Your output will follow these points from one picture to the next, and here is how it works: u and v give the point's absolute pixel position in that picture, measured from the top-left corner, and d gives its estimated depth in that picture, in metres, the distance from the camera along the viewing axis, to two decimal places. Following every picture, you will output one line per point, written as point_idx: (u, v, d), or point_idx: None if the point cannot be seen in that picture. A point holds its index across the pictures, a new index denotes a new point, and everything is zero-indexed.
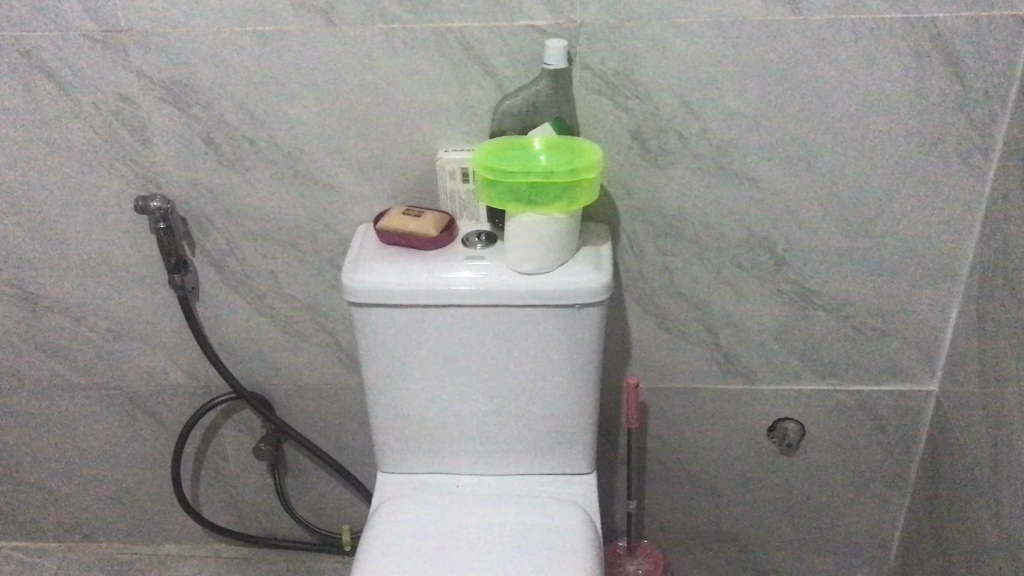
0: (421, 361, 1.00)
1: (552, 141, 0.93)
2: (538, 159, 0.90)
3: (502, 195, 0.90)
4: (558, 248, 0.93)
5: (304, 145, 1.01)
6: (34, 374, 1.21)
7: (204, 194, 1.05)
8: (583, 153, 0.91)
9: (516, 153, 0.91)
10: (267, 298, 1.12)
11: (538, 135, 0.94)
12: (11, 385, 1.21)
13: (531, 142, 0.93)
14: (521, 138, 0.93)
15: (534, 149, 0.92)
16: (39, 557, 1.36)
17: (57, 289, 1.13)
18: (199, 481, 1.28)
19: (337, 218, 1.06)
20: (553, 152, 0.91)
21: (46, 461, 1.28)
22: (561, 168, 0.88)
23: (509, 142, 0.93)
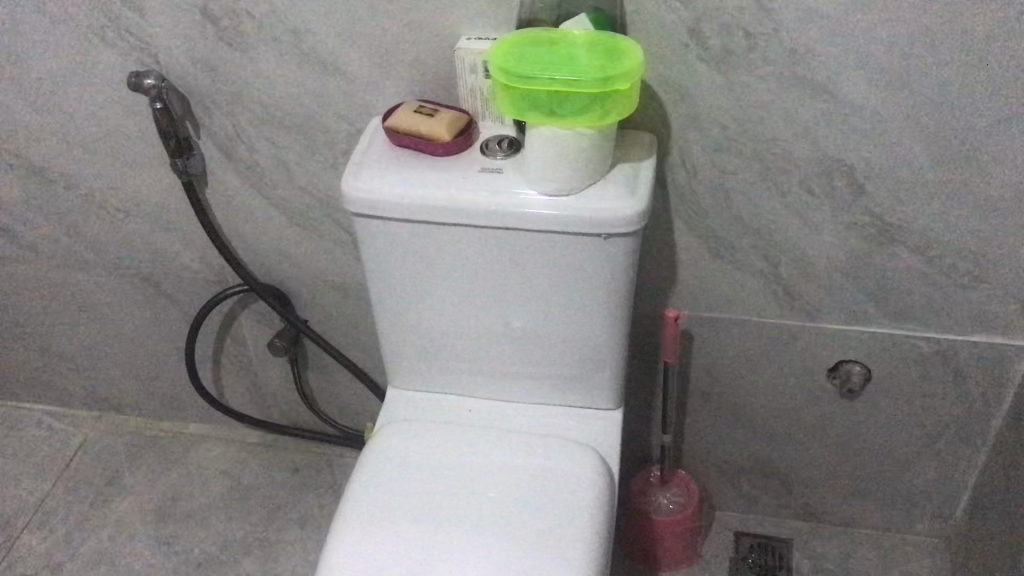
0: (431, 278, 0.90)
1: (589, 38, 0.77)
2: (566, 61, 0.75)
3: (519, 102, 0.76)
4: (585, 167, 0.80)
5: (309, 22, 0.88)
6: (48, 246, 1.15)
7: (205, 72, 0.94)
8: (620, 56, 0.75)
9: (542, 51, 0.77)
10: (279, 188, 1.02)
11: (574, 28, 0.78)
12: (28, 255, 1.17)
13: (565, 37, 0.78)
14: (553, 32, 0.78)
15: (565, 47, 0.77)
16: (69, 423, 1.35)
17: (63, 162, 1.06)
18: (221, 366, 1.23)
19: (350, 107, 0.94)
20: (586, 52, 0.76)
21: (70, 332, 1.25)
22: (588, 77, 0.73)
23: (538, 35, 0.78)
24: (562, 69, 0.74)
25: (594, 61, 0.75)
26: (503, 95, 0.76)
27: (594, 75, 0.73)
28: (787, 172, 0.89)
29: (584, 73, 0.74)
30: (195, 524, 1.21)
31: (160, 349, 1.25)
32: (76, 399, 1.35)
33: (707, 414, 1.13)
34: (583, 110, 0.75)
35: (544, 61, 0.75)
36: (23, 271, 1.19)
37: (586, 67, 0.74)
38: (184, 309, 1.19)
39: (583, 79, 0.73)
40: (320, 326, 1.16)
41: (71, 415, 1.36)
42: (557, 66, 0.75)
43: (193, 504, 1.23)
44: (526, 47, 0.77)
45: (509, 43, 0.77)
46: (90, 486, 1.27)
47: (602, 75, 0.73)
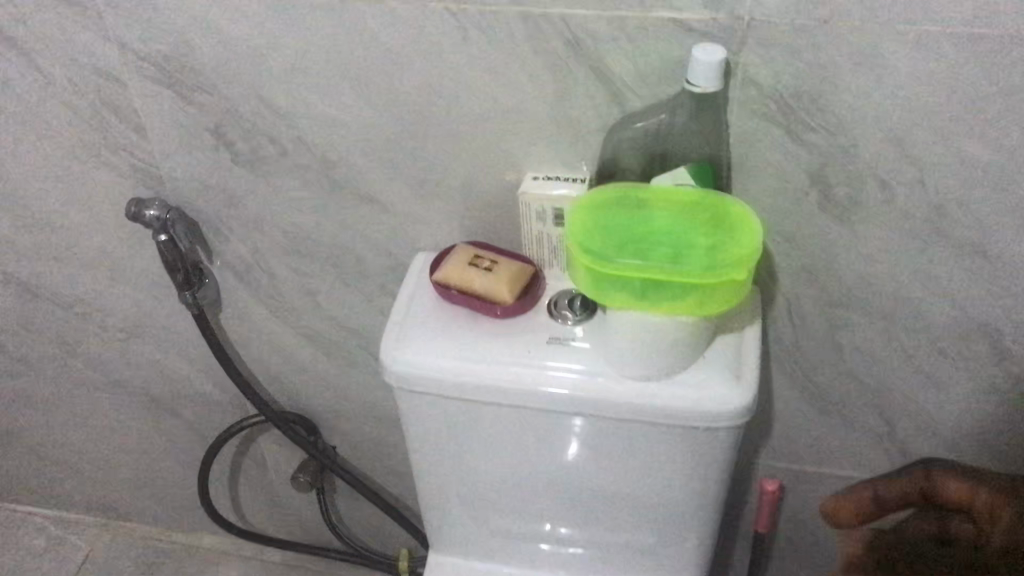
0: (488, 457, 0.76)
1: (688, 206, 0.62)
2: (662, 243, 0.60)
3: (599, 290, 0.60)
4: (682, 353, 0.65)
5: (342, 150, 0.73)
6: (43, 361, 1.02)
7: (218, 198, 0.79)
8: (732, 236, 0.60)
9: (630, 224, 0.61)
10: (305, 318, 0.88)
11: (670, 190, 0.63)
12: (22, 370, 1.03)
13: (657, 202, 0.62)
14: (642, 193, 0.63)
15: (660, 218, 0.61)
16: (72, 532, 1.23)
17: (57, 281, 0.92)
18: (241, 486, 1.10)
19: (388, 241, 0.79)
20: (688, 231, 0.60)
21: (72, 444, 1.12)
22: (694, 268, 0.58)
23: (624, 197, 0.63)
24: (658, 255, 0.59)
25: (699, 243, 0.60)
26: (578, 279, 0.61)
27: (701, 267, 0.58)
28: (916, 332, 0.74)
29: (688, 264, 0.58)
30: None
31: (171, 463, 1.12)
32: (78, 506, 1.22)
33: (793, 562, 0.99)
34: (681, 306, 0.59)
35: (634, 241, 0.60)
36: (17, 385, 1.06)
37: (689, 254, 0.59)
38: (196, 428, 1.06)
39: (686, 272, 0.58)
40: (350, 453, 1.02)
41: (73, 522, 1.24)
42: (651, 251, 0.59)
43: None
44: (609, 217, 0.62)
45: (587, 210, 0.62)
46: None
47: (710, 268, 0.58)
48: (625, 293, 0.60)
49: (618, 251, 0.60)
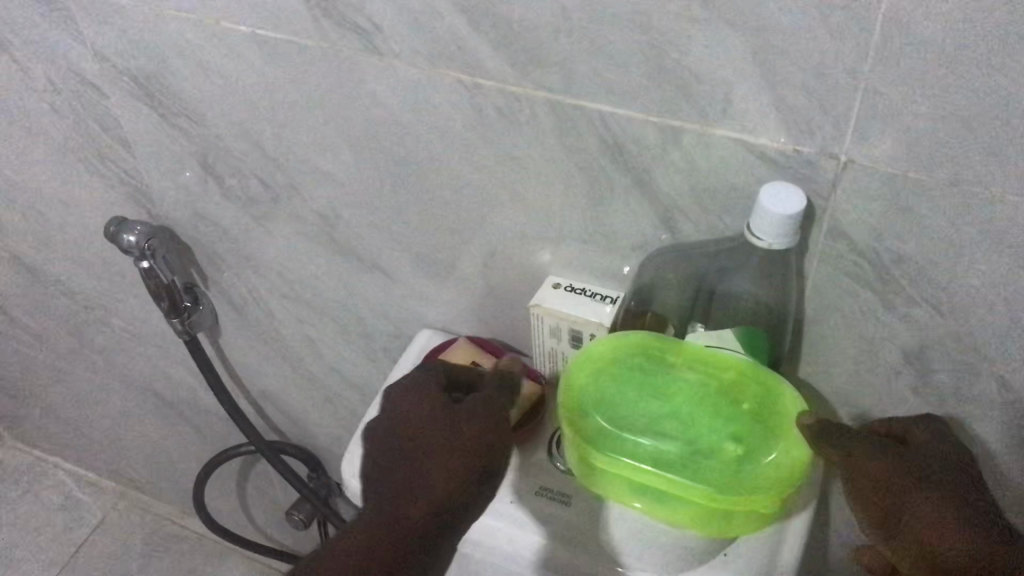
0: None
1: (727, 388, 0.47)
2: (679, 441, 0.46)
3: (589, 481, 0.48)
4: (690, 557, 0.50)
5: (338, 207, 0.61)
6: (55, 338, 0.96)
7: (210, 228, 0.69)
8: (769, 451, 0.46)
9: (646, 401, 0.48)
10: (305, 362, 0.77)
11: (709, 358, 0.48)
12: (36, 341, 0.98)
13: (689, 372, 0.48)
14: (672, 355, 0.49)
15: (686, 401, 0.47)
16: (91, 494, 1.19)
17: (59, 270, 0.84)
18: (248, 495, 1.03)
19: (391, 309, 0.67)
20: (716, 428, 0.46)
21: (89, 416, 1.07)
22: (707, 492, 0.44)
23: (649, 358, 0.49)
24: (669, 459, 0.45)
25: (725, 451, 0.46)
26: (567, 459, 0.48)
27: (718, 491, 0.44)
28: None
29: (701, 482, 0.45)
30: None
31: (184, 455, 1.06)
32: (98, 470, 1.18)
33: None
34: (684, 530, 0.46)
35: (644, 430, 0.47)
36: (33, 353, 1.00)
37: (708, 467, 0.45)
38: (206, 431, 0.98)
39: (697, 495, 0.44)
40: None
41: (94, 484, 1.20)
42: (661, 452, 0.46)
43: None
44: (622, 385, 0.48)
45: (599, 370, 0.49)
46: None
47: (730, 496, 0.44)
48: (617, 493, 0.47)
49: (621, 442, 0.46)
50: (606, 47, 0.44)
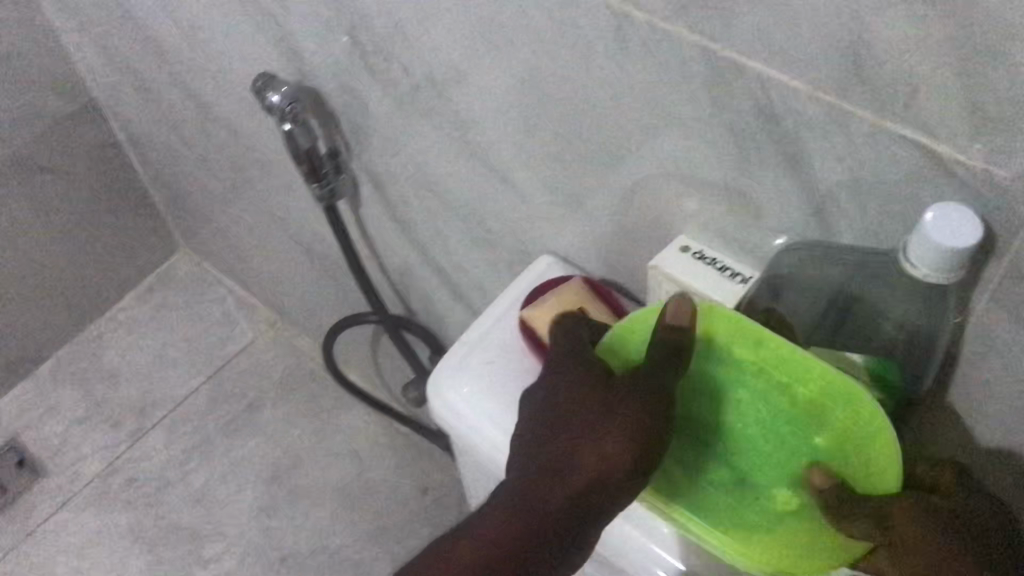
0: None
1: (803, 428, 0.43)
2: (742, 481, 0.46)
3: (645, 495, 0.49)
4: None
5: (475, 111, 0.56)
6: (220, 170, 0.97)
7: (353, 100, 0.66)
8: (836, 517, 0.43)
9: (717, 428, 0.46)
10: (435, 249, 0.75)
11: (795, 381, 0.42)
12: (206, 169, 1.00)
13: (766, 399, 0.44)
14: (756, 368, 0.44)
15: (754, 438, 0.45)
16: (245, 316, 1.25)
17: (224, 109, 0.84)
18: (377, 355, 1.04)
19: (520, 222, 0.62)
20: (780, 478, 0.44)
21: (249, 245, 1.10)
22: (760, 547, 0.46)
23: (728, 371, 0.45)
24: (728, 502, 0.46)
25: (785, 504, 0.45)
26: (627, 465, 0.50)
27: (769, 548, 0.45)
28: None
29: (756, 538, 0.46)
30: (306, 511, 1.08)
31: (326, 302, 1.08)
32: (255, 295, 1.23)
33: None
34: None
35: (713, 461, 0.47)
36: (203, 179, 1.03)
37: (766, 514, 0.45)
38: (346, 286, 0.99)
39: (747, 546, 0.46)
40: None
41: (249, 306, 1.25)
42: (722, 488, 0.46)
43: (314, 483, 1.10)
44: (697, 401, 0.46)
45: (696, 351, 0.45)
46: (232, 405, 1.17)
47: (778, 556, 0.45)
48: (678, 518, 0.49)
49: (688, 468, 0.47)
50: (775, 4, 0.36)
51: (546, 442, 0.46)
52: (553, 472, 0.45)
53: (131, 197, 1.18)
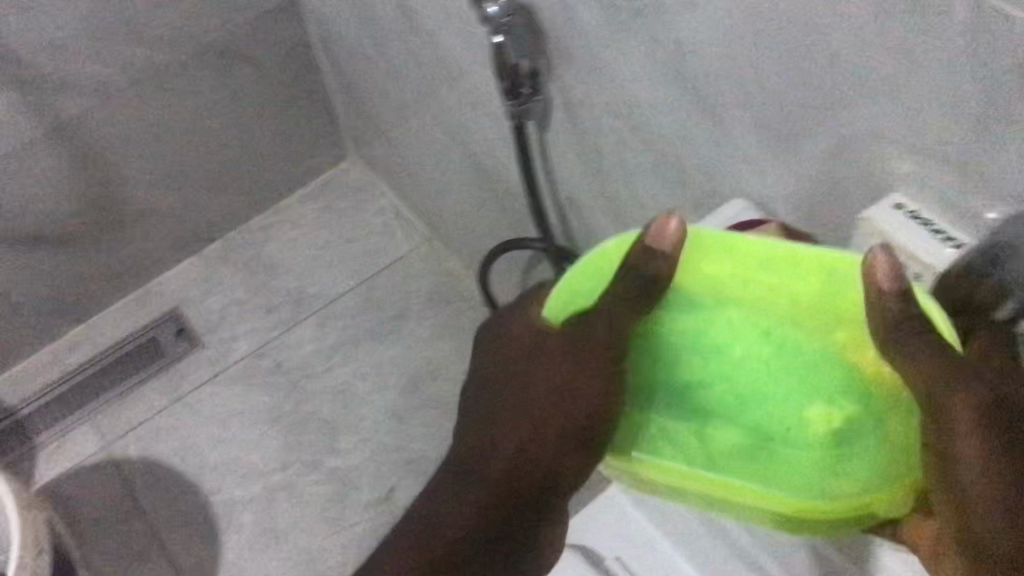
0: None
1: (799, 332, 0.45)
2: (754, 423, 0.46)
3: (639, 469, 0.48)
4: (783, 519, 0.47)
5: (697, 42, 0.56)
6: (408, 79, 1.00)
7: (570, 20, 0.66)
8: (872, 420, 0.43)
9: (702, 368, 0.47)
10: (616, 183, 0.75)
11: (785, 271, 0.44)
12: (395, 77, 1.03)
13: (754, 310, 0.46)
14: (737, 270, 0.46)
15: (749, 357, 0.46)
16: (401, 227, 1.28)
17: (427, 17, 0.86)
18: (528, 285, 1.06)
19: (719, 165, 0.62)
20: (795, 402, 0.45)
21: (422, 158, 1.13)
22: (807, 478, 0.44)
23: (700, 294, 0.47)
24: (739, 450, 0.46)
25: (810, 425, 0.44)
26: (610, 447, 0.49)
27: (812, 476, 0.44)
28: None
29: (795, 470, 0.45)
30: (435, 421, 1.12)
31: (487, 225, 1.10)
32: (415, 209, 1.26)
33: None
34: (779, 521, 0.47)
35: (711, 404, 0.47)
36: (389, 87, 1.06)
37: (799, 442, 0.44)
38: (511, 211, 1.01)
39: (783, 479, 0.45)
40: None
41: (406, 220, 1.28)
42: (734, 436, 0.46)
43: (446, 396, 1.13)
44: (681, 344, 0.48)
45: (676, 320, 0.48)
46: (378, 310, 1.22)
47: (824, 479, 0.44)
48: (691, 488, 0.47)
49: (678, 430, 0.47)
50: None
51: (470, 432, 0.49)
52: (468, 466, 0.48)
53: (315, 96, 1.23)
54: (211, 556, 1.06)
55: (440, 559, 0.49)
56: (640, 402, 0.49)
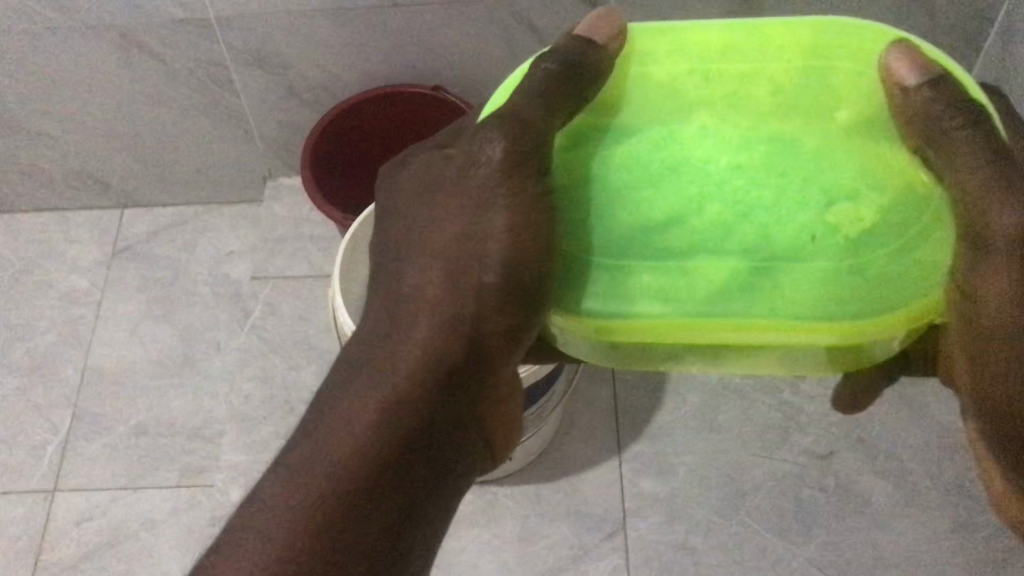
0: None
1: (769, 120, 0.61)
2: (766, 238, 0.58)
3: (630, 319, 0.60)
4: (834, 361, 0.63)
5: None
6: None
7: None
8: (899, 225, 0.58)
9: (659, 157, 0.61)
10: None
11: (715, 54, 0.63)
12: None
13: (718, 109, 0.61)
14: (696, 62, 0.63)
15: (710, 166, 0.60)
16: None
17: None
18: None
19: None
20: (803, 214, 0.58)
21: None
22: (849, 286, 0.58)
23: (670, 107, 0.62)
24: (751, 280, 0.58)
25: (838, 228, 0.58)
26: (581, 294, 0.61)
27: (857, 284, 0.58)
28: None
29: (828, 278, 0.58)
30: (872, 417, 1.10)
31: None
32: None
33: None
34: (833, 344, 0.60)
35: (727, 224, 0.59)
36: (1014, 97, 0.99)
37: (822, 256, 0.58)
38: None
39: (846, 296, 0.58)
40: None
41: None
42: (775, 252, 0.58)
43: (888, 402, 1.11)
44: (628, 146, 0.62)
45: (580, 130, 0.63)
46: None
47: (862, 308, 0.58)
48: (714, 323, 0.59)
49: (712, 248, 0.59)
50: None
51: (351, 380, 0.61)
52: (354, 380, 0.60)
53: None
54: (633, 402, 1.14)
55: (346, 482, 0.58)
56: (592, 243, 0.61)
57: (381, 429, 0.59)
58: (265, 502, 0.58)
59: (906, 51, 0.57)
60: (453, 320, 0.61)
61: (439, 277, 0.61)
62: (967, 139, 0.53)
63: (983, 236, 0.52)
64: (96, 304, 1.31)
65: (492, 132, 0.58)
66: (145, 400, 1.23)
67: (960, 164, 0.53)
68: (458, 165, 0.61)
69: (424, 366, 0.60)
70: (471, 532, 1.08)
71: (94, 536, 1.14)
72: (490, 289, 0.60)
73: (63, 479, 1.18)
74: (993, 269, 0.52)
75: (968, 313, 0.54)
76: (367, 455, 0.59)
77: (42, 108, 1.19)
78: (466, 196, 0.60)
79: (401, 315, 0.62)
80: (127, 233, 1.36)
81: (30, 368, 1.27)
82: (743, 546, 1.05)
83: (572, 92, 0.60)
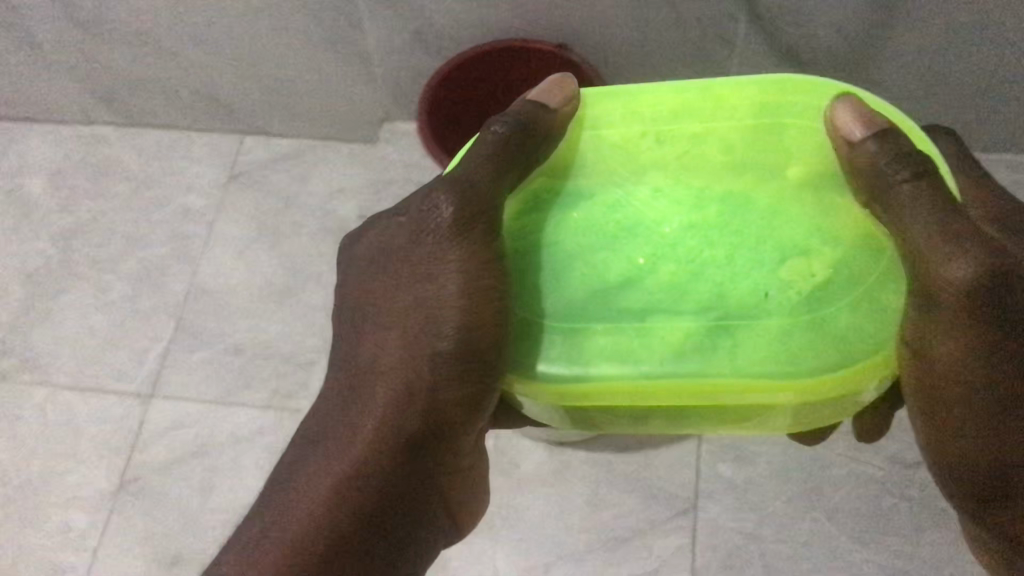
0: None
1: (721, 181, 0.68)
2: (722, 294, 0.65)
3: (592, 381, 0.65)
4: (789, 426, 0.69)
5: None
6: None
7: None
8: (850, 281, 0.65)
9: (616, 218, 0.69)
10: None
11: (667, 117, 0.67)
12: None
13: (672, 169, 0.68)
14: (649, 124, 0.68)
15: (662, 226, 0.68)
16: None
17: None
18: None
19: None
20: (761, 274, 0.66)
21: None
22: (805, 340, 0.64)
23: (625, 168, 0.69)
24: (715, 333, 0.64)
25: (793, 283, 0.65)
26: (539, 354, 0.66)
27: (813, 338, 0.64)
28: None
29: (785, 336, 0.64)
30: None
31: None
32: None
33: None
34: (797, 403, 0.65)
35: (683, 278, 0.66)
36: None
37: (775, 313, 0.65)
38: None
39: (806, 352, 0.63)
40: None
41: None
42: (729, 310, 0.65)
43: None
44: (591, 205, 0.69)
45: (543, 192, 0.70)
46: None
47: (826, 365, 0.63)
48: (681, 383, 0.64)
49: (669, 308, 0.66)
50: None
51: (328, 419, 0.69)
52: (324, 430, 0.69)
53: None
54: None
55: (343, 495, 0.67)
56: (558, 296, 0.67)
57: (367, 449, 0.67)
58: (269, 522, 0.68)
59: (848, 107, 0.62)
60: (410, 373, 0.66)
61: (399, 338, 0.67)
62: (912, 191, 0.57)
63: (931, 291, 0.57)
64: (209, 224, 1.36)
65: (440, 197, 0.63)
66: (243, 322, 1.27)
67: (909, 213, 0.57)
68: (411, 238, 0.66)
69: (388, 407, 0.67)
70: (541, 492, 1.09)
71: (186, 446, 1.20)
72: (444, 352, 0.65)
73: (160, 386, 1.24)
74: (942, 329, 0.58)
75: (919, 365, 0.60)
76: (359, 469, 0.67)
77: (180, 31, 1.23)
78: (421, 266, 0.65)
79: (365, 375, 0.69)
80: (244, 158, 1.40)
81: (143, 278, 1.33)
82: (814, 544, 1.03)
83: (526, 155, 0.66)
